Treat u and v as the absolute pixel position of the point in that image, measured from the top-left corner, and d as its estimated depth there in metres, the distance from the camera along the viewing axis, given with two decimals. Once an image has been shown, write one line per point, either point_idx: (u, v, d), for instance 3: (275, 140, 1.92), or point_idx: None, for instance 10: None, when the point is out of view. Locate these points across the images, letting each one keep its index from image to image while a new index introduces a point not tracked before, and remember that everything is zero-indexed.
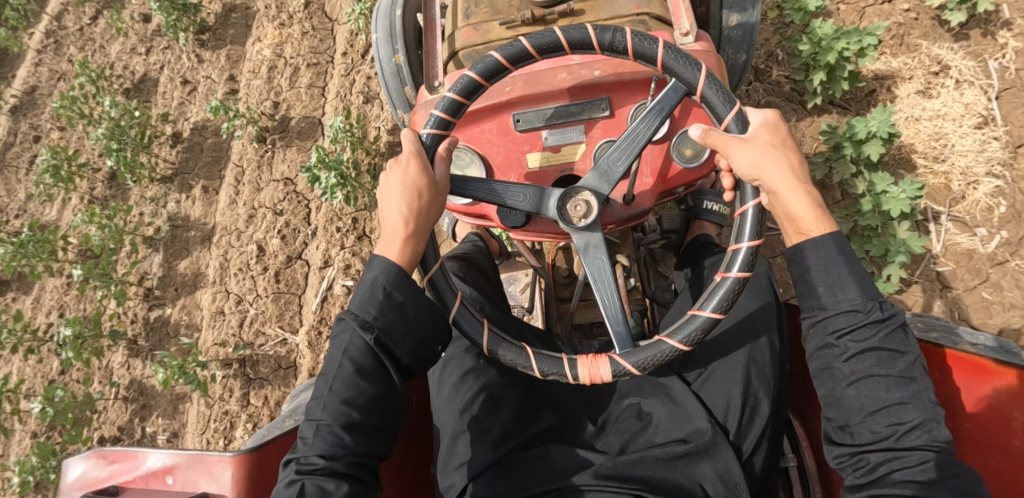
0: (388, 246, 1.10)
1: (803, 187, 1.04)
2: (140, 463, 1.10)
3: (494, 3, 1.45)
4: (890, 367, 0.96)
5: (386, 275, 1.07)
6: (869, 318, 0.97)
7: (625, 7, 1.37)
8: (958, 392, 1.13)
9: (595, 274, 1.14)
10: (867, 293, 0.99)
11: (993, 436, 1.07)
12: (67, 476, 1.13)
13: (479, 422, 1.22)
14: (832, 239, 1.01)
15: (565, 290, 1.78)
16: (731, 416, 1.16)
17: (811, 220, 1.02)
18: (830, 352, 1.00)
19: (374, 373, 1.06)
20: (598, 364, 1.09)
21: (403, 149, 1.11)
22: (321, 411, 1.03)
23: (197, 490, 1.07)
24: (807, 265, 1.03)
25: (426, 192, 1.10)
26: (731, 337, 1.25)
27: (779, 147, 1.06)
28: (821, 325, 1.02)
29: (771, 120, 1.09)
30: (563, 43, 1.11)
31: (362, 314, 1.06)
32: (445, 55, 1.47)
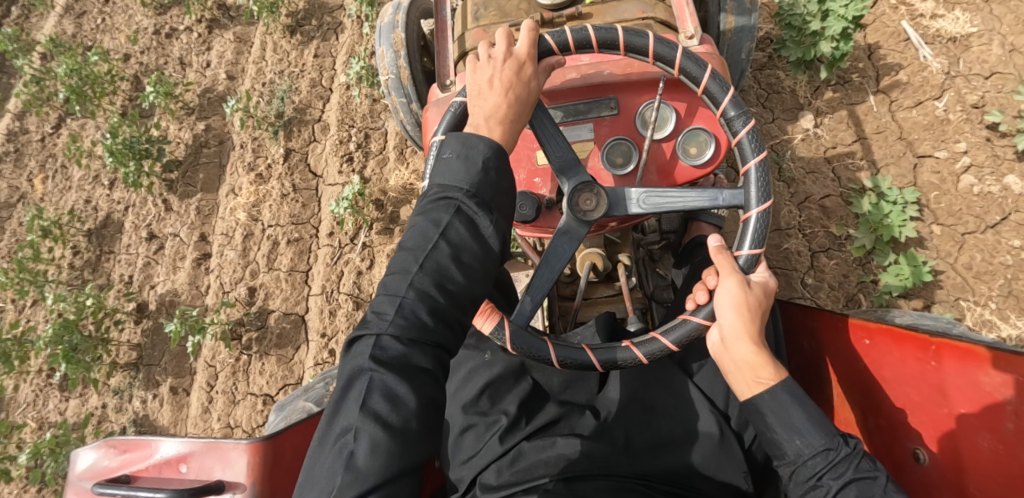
0: (489, 128, 1.07)
1: (758, 342, 1.05)
2: (153, 451, 1.09)
3: (502, 7, 1.49)
4: (871, 496, 0.94)
5: (494, 156, 1.04)
6: (841, 455, 0.97)
7: (630, 12, 1.42)
8: (950, 378, 1.13)
9: (553, 257, 1.19)
10: (827, 432, 0.99)
11: (985, 417, 1.07)
12: (77, 466, 1.12)
13: (489, 414, 1.21)
14: (784, 389, 1.03)
15: (568, 289, 1.82)
16: (733, 403, 1.23)
17: (766, 369, 1.04)
18: (817, 494, 0.97)
19: (469, 260, 1.00)
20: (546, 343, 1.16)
21: (522, 46, 1.12)
22: (406, 287, 0.96)
23: (212, 478, 1.07)
24: (765, 412, 1.03)
25: (528, 94, 1.11)
26: None
27: (757, 309, 1.07)
28: (799, 473, 1.00)
29: (770, 286, 1.10)
30: (592, 41, 1.16)
31: (472, 190, 1.01)
32: (455, 57, 1.52)
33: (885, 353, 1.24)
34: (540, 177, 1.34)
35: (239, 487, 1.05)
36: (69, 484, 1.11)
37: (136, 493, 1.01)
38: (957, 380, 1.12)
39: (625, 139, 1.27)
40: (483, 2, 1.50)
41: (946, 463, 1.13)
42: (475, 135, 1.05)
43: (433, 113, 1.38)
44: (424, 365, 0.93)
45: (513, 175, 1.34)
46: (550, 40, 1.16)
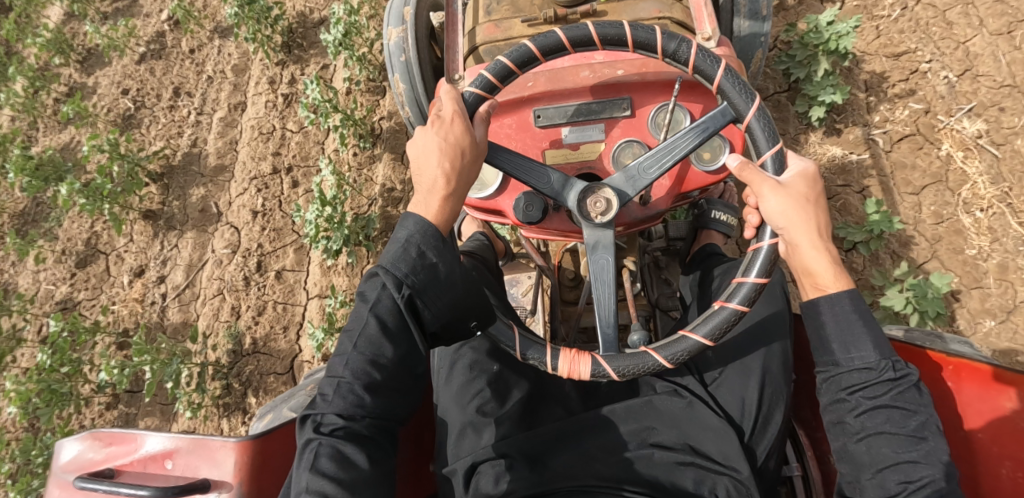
0: (427, 203, 1.05)
1: (824, 245, 1.01)
2: (139, 446, 1.06)
3: (515, 1, 1.45)
4: (901, 425, 0.93)
5: (421, 233, 1.03)
6: (881, 378, 0.95)
7: (647, 11, 1.38)
8: (968, 400, 1.08)
9: (596, 273, 1.14)
10: (881, 351, 0.97)
11: (1005, 446, 1.03)
12: (60, 457, 1.08)
13: (486, 416, 1.19)
14: (847, 297, 0.99)
15: (572, 293, 1.82)
16: (746, 416, 1.16)
17: (828, 276, 1.00)
18: (842, 407, 0.98)
19: (397, 334, 1.03)
20: (579, 361, 1.08)
21: (445, 108, 1.08)
22: (344, 368, 1.01)
23: (197, 477, 1.03)
24: (823, 321, 1.01)
25: (467, 153, 1.07)
26: (746, 342, 1.23)
27: (812, 202, 1.03)
28: (833, 381, 1.00)
29: (810, 171, 1.07)
30: (564, 43, 1.12)
31: (398, 271, 1.01)
32: (465, 51, 1.47)
33: None
34: None
35: (226, 487, 1.01)
36: (51, 476, 1.08)
37: (119, 489, 0.98)
38: (976, 405, 1.07)
39: (637, 142, 1.24)
40: None
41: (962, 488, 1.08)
42: (410, 213, 1.05)
43: None
44: (364, 432, 1.00)
45: None
46: (512, 55, 1.13)
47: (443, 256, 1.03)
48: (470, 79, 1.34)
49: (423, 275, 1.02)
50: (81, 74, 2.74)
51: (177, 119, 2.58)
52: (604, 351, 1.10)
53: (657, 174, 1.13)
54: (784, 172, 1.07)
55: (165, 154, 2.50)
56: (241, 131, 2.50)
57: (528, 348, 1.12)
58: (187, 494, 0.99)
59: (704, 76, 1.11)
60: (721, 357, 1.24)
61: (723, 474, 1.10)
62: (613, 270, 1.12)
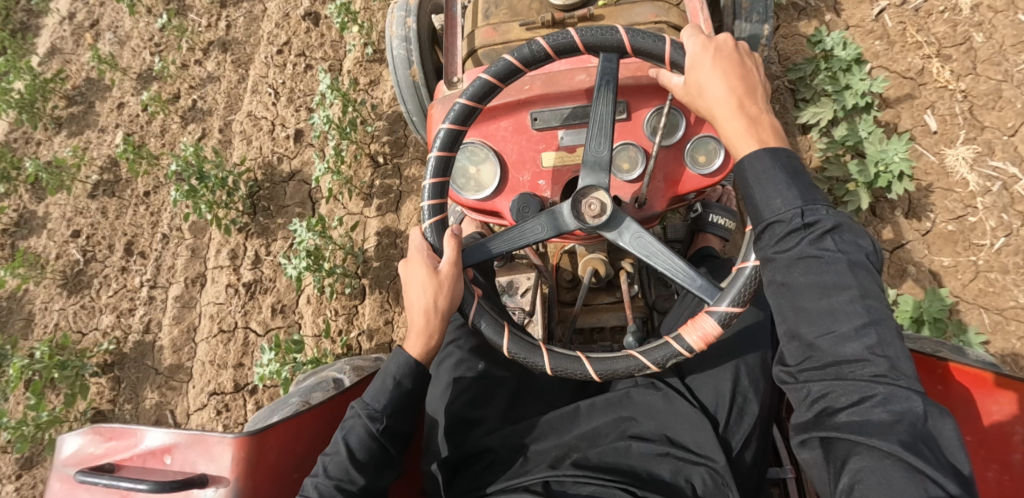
0: (413, 343, 1.14)
1: (738, 116, 1.03)
2: (138, 441, 1.07)
3: (514, 6, 1.46)
4: (819, 274, 0.89)
5: (403, 371, 1.13)
6: (794, 226, 0.92)
7: (643, 16, 1.39)
8: (957, 405, 1.10)
9: (644, 250, 1.16)
10: (798, 201, 0.93)
11: (991, 450, 1.04)
12: (61, 451, 1.10)
13: (469, 414, 1.22)
14: (762, 154, 0.98)
15: (569, 294, 1.83)
16: (722, 409, 1.15)
17: (742, 143, 1.01)
18: (767, 266, 0.95)
19: (372, 462, 1.08)
20: (701, 323, 1.09)
21: (408, 256, 1.16)
22: (312, 489, 1.05)
23: (195, 472, 1.05)
24: (745, 181, 0.98)
25: (433, 284, 1.12)
26: (724, 346, 1.22)
27: (713, 77, 1.05)
28: (758, 237, 0.97)
29: (705, 45, 1.08)
30: (547, 51, 1.14)
31: (371, 403, 1.11)
32: (464, 55, 1.48)
33: None
34: (545, 181, 1.30)
35: (222, 482, 1.03)
36: (53, 470, 1.10)
37: (117, 483, 1.00)
38: (964, 410, 1.09)
39: (633, 145, 1.26)
40: (494, 1, 1.48)
41: None
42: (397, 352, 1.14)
43: (438, 111, 1.34)
44: None
45: (518, 176, 1.31)
46: (490, 70, 1.16)
47: (418, 381, 1.14)
48: (468, 82, 1.36)
49: (400, 403, 1.12)
50: (31, 198, 2.64)
51: (128, 286, 2.40)
52: (710, 299, 1.12)
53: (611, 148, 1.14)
54: (687, 57, 1.10)
55: (115, 343, 2.31)
56: (211, 263, 2.36)
57: (519, 349, 1.13)
58: (184, 489, 1.01)
59: (615, 48, 1.13)
60: (701, 354, 1.25)
61: (700, 465, 1.09)
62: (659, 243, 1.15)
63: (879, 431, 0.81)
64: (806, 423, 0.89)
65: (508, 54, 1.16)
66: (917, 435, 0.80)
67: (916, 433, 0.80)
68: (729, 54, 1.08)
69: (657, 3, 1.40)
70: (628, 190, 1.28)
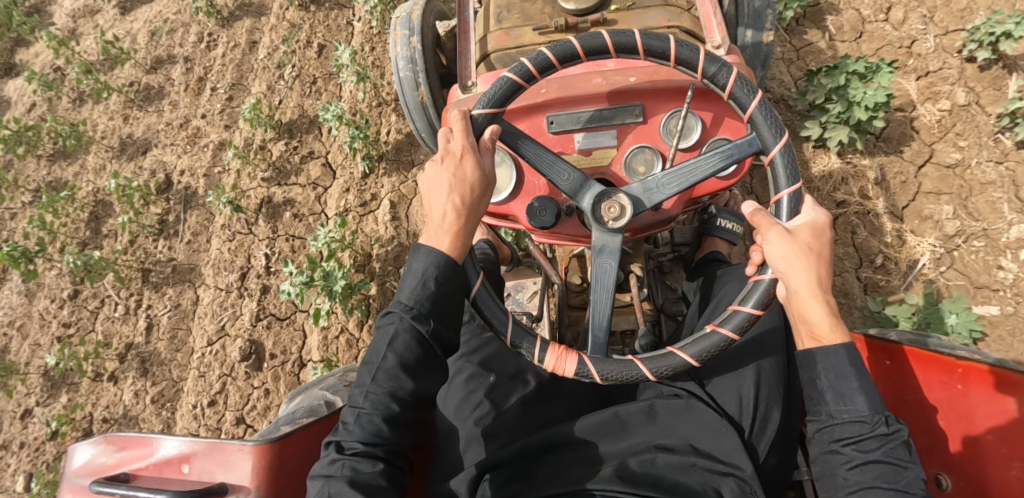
0: (439, 239, 1.09)
1: (821, 294, 1.01)
2: (154, 450, 1.05)
3: (525, 10, 1.47)
4: (890, 480, 0.95)
5: (445, 270, 1.08)
6: (874, 432, 0.97)
7: (656, 20, 1.40)
8: (978, 405, 1.10)
9: (599, 277, 1.16)
10: (874, 406, 0.99)
11: (1016, 448, 1.04)
12: (73, 462, 1.07)
13: (492, 427, 1.23)
14: (843, 351, 1.01)
15: (578, 298, 1.84)
16: (744, 412, 1.18)
17: (824, 326, 1.01)
18: (834, 459, 0.99)
19: (417, 367, 1.07)
20: (565, 359, 1.10)
21: (454, 141, 1.11)
22: (363, 400, 1.04)
23: (213, 481, 1.02)
24: (817, 368, 1.02)
25: (476, 187, 1.10)
26: (742, 350, 1.24)
27: (816, 252, 1.03)
28: (826, 431, 1.01)
29: (819, 224, 1.05)
30: (552, 61, 1.13)
31: (414, 306, 1.07)
32: (476, 59, 1.48)
33: (908, 387, 1.22)
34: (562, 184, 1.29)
35: (242, 491, 1.01)
36: (64, 480, 1.07)
37: (135, 493, 0.97)
38: (984, 408, 1.09)
39: (649, 148, 1.25)
40: (506, 6, 1.48)
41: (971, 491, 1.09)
42: (429, 247, 1.09)
43: (452, 115, 1.33)
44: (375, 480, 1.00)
45: (533, 180, 1.31)
46: (497, 86, 1.14)
47: (456, 285, 1.09)
48: (483, 85, 1.35)
49: (441, 307, 1.08)
50: None
51: None
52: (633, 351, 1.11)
53: (679, 191, 1.15)
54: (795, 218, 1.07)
55: None
56: None
57: (520, 339, 1.12)
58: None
59: (717, 86, 1.12)
60: (716, 363, 1.27)
61: (727, 475, 1.10)
62: (615, 275, 1.15)
63: None
64: None
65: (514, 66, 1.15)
66: None
67: None
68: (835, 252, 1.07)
69: (668, 8, 1.42)
70: None
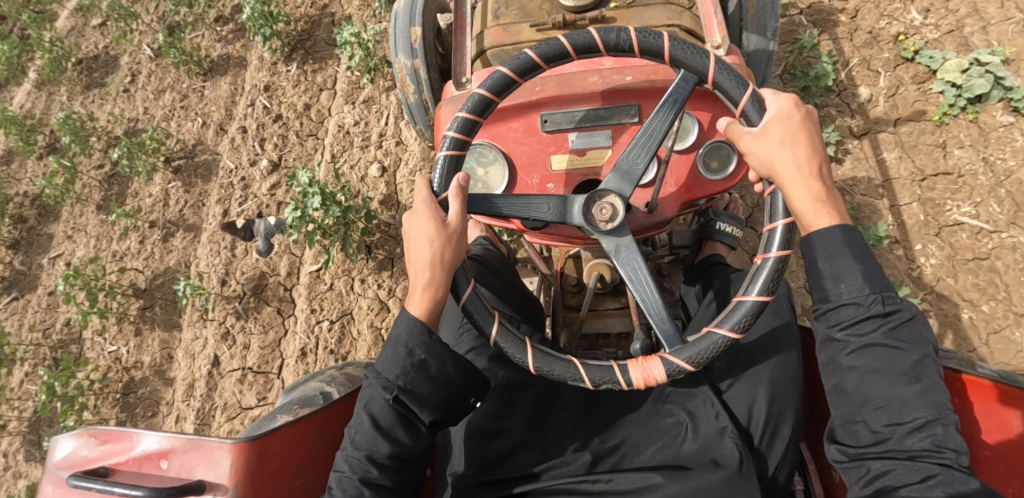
0: (413, 300, 1.09)
1: (803, 180, 1.00)
2: (135, 445, 1.04)
3: (524, 6, 1.45)
4: (891, 364, 0.93)
5: (416, 337, 1.07)
6: (870, 312, 0.94)
7: (656, 19, 1.38)
8: (976, 419, 1.04)
9: (631, 275, 1.13)
10: (870, 284, 0.95)
11: (1013, 463, 0.99)
12: (55, 454, 1.07)
13: (495, 428, 1.22)
14: (839, 231, 0.98)
15: (574, 299, 1.82)
16: (755, 423, 1.14)
17: (810, 212, 0.99)
18: (833, 347, 0.97)
19: (394, 430, 1.07)
20: (651, 366, 1.05)
21: (416, 202, 1.11)
22: (344, 464, 1.06)
23: (192, 478, 1.01)
24: (813, 254, 1.00)
25: (440, 237, 1.08)
26: (756, 351, 1.22)
27: (789, 142, 1.02)
28: (824, 318, 0.99)
29: (786, 110, 1.04)
30: (537, 60, 1.13)
31: (387, 377, 1.07)
32: (473, 54, 1.46)
33: None
34: (554, 184, 1.27)
35: (220, 490, 1.00)
36: (44, 472, 1.06)
37: (112, 488, 0.96)
38: (982, 422, 1.04)
39: None
40: (505, 1, 1.46)
41: None
42: (405, 312, 1.09)
43: (446, 111, 1.32)
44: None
45: (526, 179, 1.28)
46: (511, 64, 1.14)
47: (431, 350, 1.08)
48: (478, 83, 1.33)
49: (413, 376, 1.06)
50: None
51: None
52: (670, 347, 1.08)
53: (648, 163, 1.12)
54: (765, 113, 1.06)
55: None
56: None
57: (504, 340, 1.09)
58: (181, 496, 0.98)
59: (698, 73, 1.11)
60: (731, 365, 1.24)
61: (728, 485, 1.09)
62: (648, 270, 1.12)
63: None
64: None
65: (529, 49, 1.14)
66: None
67: None
68: (812, 122, 1.05)
69: (669, 7, 1.39)
70: (640, 195, 1.27)
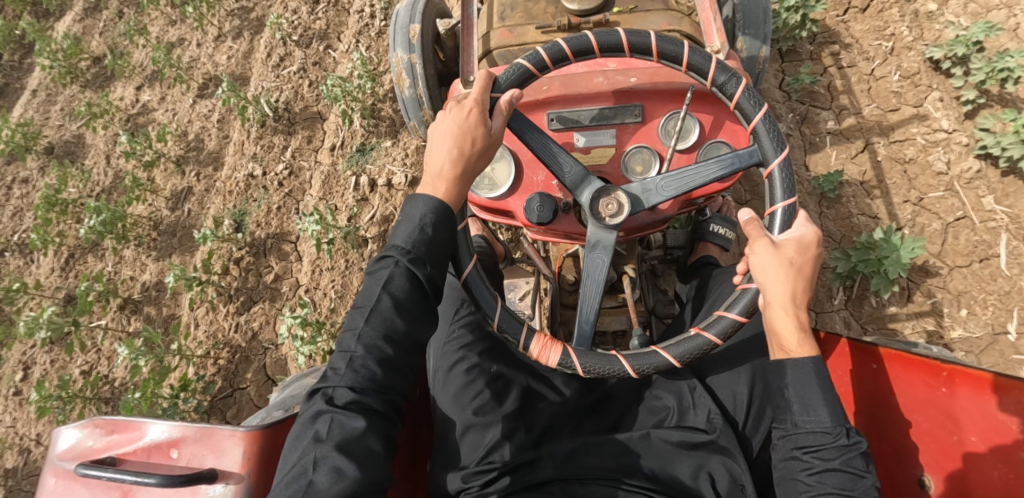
0: (434, 185, 1.09)
1: (797, 310, 1.02)
2: (142, 435, 1.04)
3: (529, 9, 1.48)
4: (849, 488, 0.96)
5: (439, 218, 1.07)
6: (835, 442, 0.98)
7: (657, 24, 1.42)
8: (965, 406, 1.12)
9: (589, 270, 1.17)
10: (836, 417, 1.00)
11: (998, 446, 1.08)
12: (58, 445, 1.06)
13: (491, 416, 1.20)
14: (811, 364, 1.02)
15: (572, 298, 1.84)
16: (740, 407, 1.21)
17: (795, 340, 1.02)
18: (794, 465, 1.00)
19: (411, 311, 1.07)
20: (549, 349, 1.13)
21: (470, 94, 1.10)
22: (356, 344, 1.02)
23: (201, 467, 1.01)
24: (787, 381, 1.03)
25: (481, 140, 1.09)
26: (737, 345, 1.27)
27: (798, 269, 1.03)
28: (788, 439, 1.02)
29: (807, 240, 1.05)
30: (545, 59, 1.15)
31: (410, 249, 1.06)
32: (478, 55, 1.49)
33: (897, 379, 1.22)
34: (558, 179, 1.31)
35: (233, 478, 1.00)
36: (47, 464, 1.05)
37: (122, 476, 0.96)
38: (969, 409, 1.11)
39: (647, 148, 1.27)
40: (510, 4, 1.50)
41: (954, 491, 1.13)
42: (425, 194, 1.08)
43: None
44: (375, 447, 0.98)
45: (532, 176, 1.32)
46: (552, 49, 1.14)
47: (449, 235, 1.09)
48: (485, 81, 1.36)
49: (437, 256, 1.08)
50: None
51: None
52: (579, 345, 1.15)
53: (674, 195, 1.16)
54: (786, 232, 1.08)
55: None
56: None
57: (507, 325, 1.15)
58: (192, 484, 0.97)
59: (762, 155, 1.13)
60: (711, 356, 1.29)
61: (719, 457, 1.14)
62: (605, 270, 1.17)
63: None
64: None
65: (539, 47, 1.17)
66: None
67: None
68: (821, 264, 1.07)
69: (670, 13, 1.44)
70: None
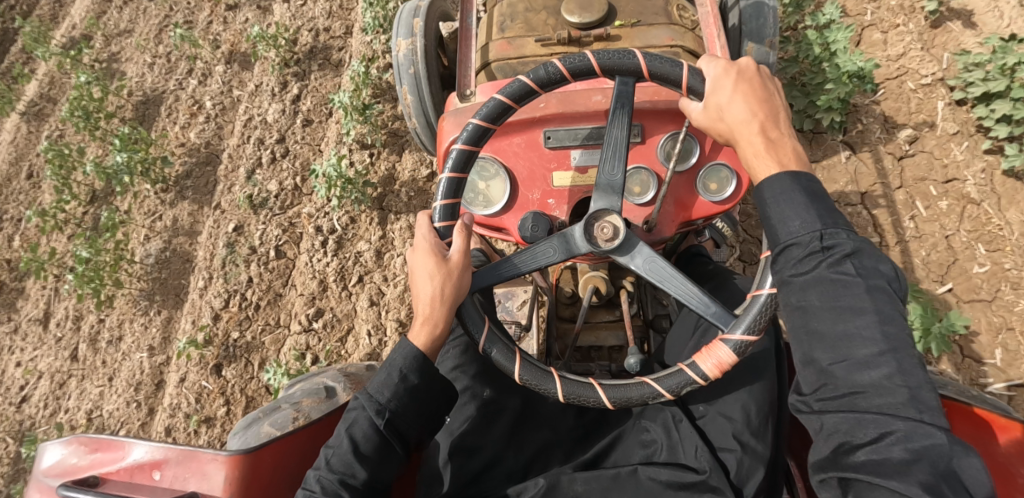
0: (416, 332, 1.10)
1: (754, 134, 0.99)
2: (125, 454, 1.03)
3: (529, 20, 1.46)
4: (838, 298, 0.86)
5: (411, 365, 1.09)
6: (811, 247, 0.89)
7: (660, 38, 1.39)
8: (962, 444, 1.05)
9: (660, 271, 1.13)
10: (813, 220, 0.90)
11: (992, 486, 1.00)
12: (43, 461, 1.05)
13: (474, 443, 1.22)
14: (787, 174, 0.94)
15: (568, 310, 1.81)
16: (736, 454, 1.08)
17: (761, 163, 0.98)
18: (784, 290, 0.91)
19: (373, 458, 1.05)
20: (716, 350, 1.05)
21: (417, 241, 1.13)
22: (315, 486, 1.02)
23: (184, 490, 1.00)
24: (762, 200, 0.95)
25: (439, 272, 1.08)
26: (738, 369, 1.16)
27: (738, 100, 1.02)
28: (773, 261, 0.93)
29: (729, 71, 1.05)
30: (532, 84, 1.13)
31: (375, 399, 1.07)
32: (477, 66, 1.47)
33: None
34: (555, 199, 1.28)
35: None
36: (32, 479, 1.05)
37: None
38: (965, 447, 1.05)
39: (645, 169, 1.24)
40: (510, 14, 1.47)
41: None
42: (406, 342, 1.10)
43: (449, 124, 1.32)
44: None
45: (527, 194, 1.29)
46: (506, 90, 1.14)
47: (424, 376, 1.09)
48: (481, 96, 1.33)
49: (403, 400, 1.08)
50: None
51: None
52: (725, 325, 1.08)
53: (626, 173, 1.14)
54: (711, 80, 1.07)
55: None
56: None
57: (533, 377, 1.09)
58: None
59: (632, 70, 1.13)
60: (711, 386, 1.19)
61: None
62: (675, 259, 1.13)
63: (904, 473, 0.77)
64: (823, 461, 0.86)
65: (522, 76, 1.15)
66: (940, 470, 0.76)
67: (937, 473, 0.76)
68: (751, 77, 1.05)
69: (673, 27, 1.40)
70: (640, 213, 1.27)
